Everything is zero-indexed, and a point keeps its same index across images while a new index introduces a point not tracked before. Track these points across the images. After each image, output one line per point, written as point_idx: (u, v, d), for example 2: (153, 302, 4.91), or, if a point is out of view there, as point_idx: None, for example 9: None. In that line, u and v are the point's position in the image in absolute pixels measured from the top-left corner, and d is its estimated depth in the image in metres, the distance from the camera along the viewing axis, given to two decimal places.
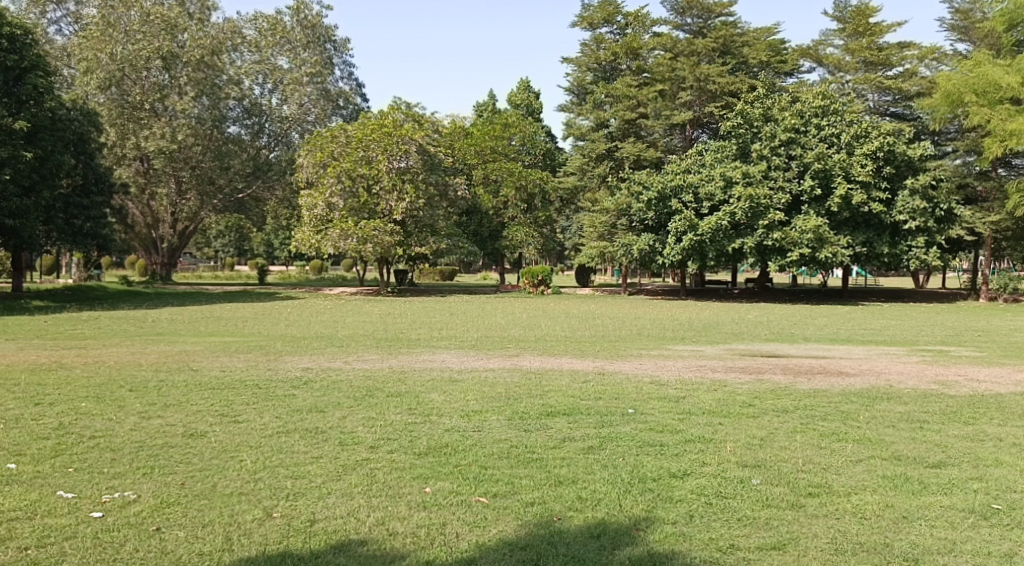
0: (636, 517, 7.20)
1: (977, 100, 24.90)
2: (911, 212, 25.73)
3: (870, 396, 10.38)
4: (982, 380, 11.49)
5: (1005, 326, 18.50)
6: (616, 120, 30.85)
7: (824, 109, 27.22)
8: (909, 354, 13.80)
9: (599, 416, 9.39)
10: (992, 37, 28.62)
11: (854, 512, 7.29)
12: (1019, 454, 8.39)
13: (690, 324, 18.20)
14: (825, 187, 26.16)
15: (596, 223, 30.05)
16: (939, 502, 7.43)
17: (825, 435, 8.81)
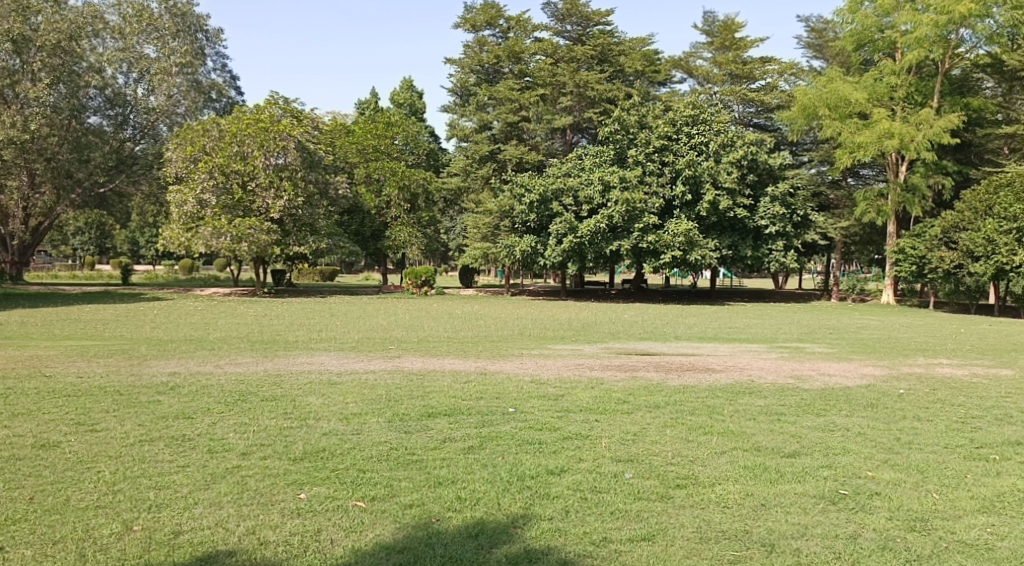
0: (513, 515, 7.55)
1: (830, 114, 26.79)
2: (771, 217, 27.08)
3: (733, 391, 10.86)
4: (831, 373, 12.21)
5: (853, 324, 19.63)
6: (498, 122, 30.39)
7: (694, 118, 28.20)
8: (768, 350, 14.49)
9: (479, 416, 9.52)
10: (843, 56, 30.62)
11: (717, 501, 7.81)
12: (864, 442, 9.03)
13: (569, 324, 18.45)
14: (695, 193, 26.92)
15: (481, 224, 29.32)
16: (794, 489, 8.02)
17: (692, 429, 9.24)
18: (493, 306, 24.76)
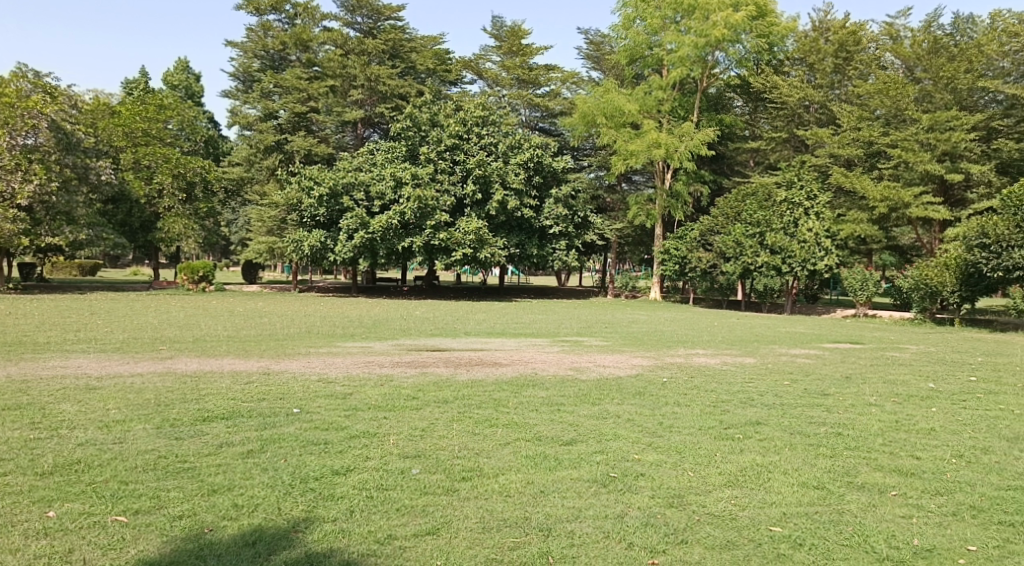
0: (294, 519, 7.88)
1: (606, 122, 29.20)
2: (555, 218, 28.75)
3: (517, 384, 11.50)
4: (606, 365, 13.17)
5: (624, 318, 21.38)
6: (285, 111, 30.50)
7: (484, 119, 29.47)
8: (551, 344, 15.30)
9: (260, 418, 9.66)
10: (617, 70, 33.17)
11: (500, 491, 8.37)
12: (632, 428, 9.86)
13: (357, 320, 18.45)
14: (484, 192, 27.82)
15: (266, 218, 29.61)
16: (570, 475, 8.68)
17: (479, 422, 9.78)
18: (278, 303, 23.37)
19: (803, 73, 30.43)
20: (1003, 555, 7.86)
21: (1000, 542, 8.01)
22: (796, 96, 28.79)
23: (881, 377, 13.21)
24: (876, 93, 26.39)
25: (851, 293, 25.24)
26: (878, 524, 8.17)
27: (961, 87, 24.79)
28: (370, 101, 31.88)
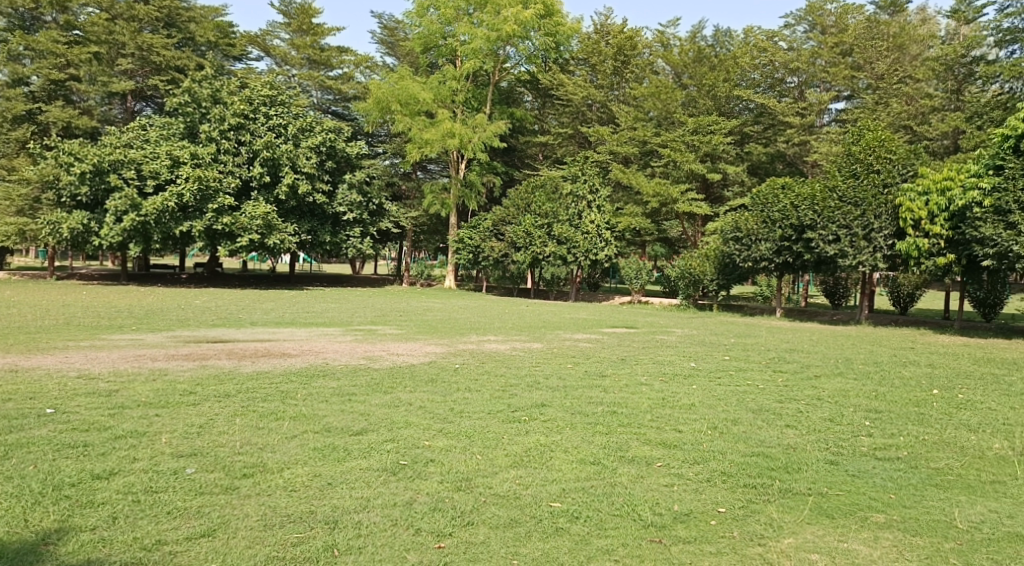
0: (44, 531, 7.88)
1: (401, 109, 30.28)
2: (350, 205, 29.69)
3: (307, 374, 11.88)
4: (400, 353, 13.71)
5: (416, 306, 21.93)
6: (38, 77, 29.21)
7: (272, 99, 28.85)
8: (343, 333, 15.66)
9: (9, 421, 9.55)
10: (413, 56, 34.68)
11: (284, 485, 8.54)
12: (423, 414, 10.29)
13: (127, 310, 17.89)
14: (273, 175, 27.86)
15: (15, 197, 27.61)
16: (359, 465, 8.92)
17: (263, 416, 10.00)
18: (30, 290, 22.16)
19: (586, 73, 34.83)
20: (747, 513, 8.38)
21: (744, 503, 8.53)
22: (580, 94, 33.29)
23: (652, 357, 14.41)
24: (648, 96, 31.58)
25: (627, 281, 29.24)
26: (644, 493, 8.61)
27: (721, 95, 30.28)
28: (142, 73, 31.79)
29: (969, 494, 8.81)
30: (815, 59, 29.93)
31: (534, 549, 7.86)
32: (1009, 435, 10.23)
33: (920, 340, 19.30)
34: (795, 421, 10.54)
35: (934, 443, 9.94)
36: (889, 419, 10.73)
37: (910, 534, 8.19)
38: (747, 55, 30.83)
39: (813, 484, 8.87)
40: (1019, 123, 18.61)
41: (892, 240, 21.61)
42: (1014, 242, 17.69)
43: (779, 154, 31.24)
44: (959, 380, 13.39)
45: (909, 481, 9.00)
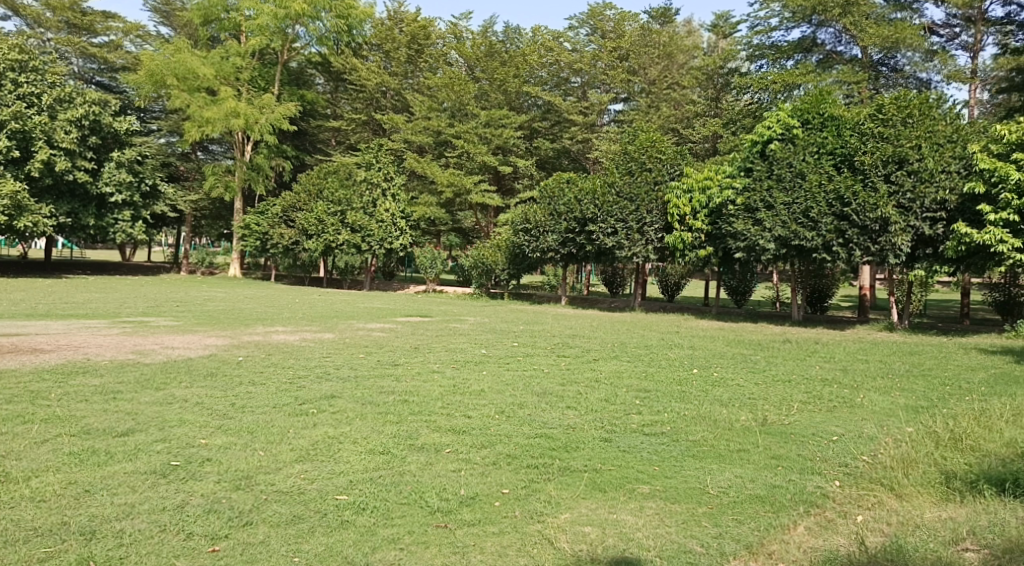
0: None
1: (179, 84, 29.12)
2: (117, 185, 28.57)
3: (66, 371, 11.21)
4: (175, 346, 13.15)
5: (196, 296, 21.07)
6: None
7: (20, 64, 26.51)
8: (109, 326, 14.84)
9: None
10: (191, 28, 33.34)
11: (31, 496, 8.13)
12: (198, 411, 9.96)
13: None
14: (23, 150, 25.79)
15: None
16: (123, 469, 8.58)
17: (10, 421, 9.43)
18: None
19: (379, 59, 34.73)
20: (528, 492, 8.53)
21: (526, 483, 8.68)
22: (376, 81, 33.14)
23: (444, 345, 14.46)
24: (442, 87, 32.01)
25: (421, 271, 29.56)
26: (432, 479, 8.63)
27: (510, 90, 31.95)
28: None
29: (720, 462, 9.22)
30: (595, 63, 32.40)
31: (317, 544, 7.73)
32: (753, 408, 11.16)
33: (683, 325, 21.64)
34: (574, 402, 10.91)
35: (693, 418, 10.54)
36: (653, 397, 11.41)
37: (669, 501, 8.45)
38: (536, 55, 32.70)
39: (588, 461, 9.13)
40: (764, 132, 21.13)
41: (662, 234, 23.95)
42: (758, 238, 19.95)
43: (564, 150, 33.36)
44: (715, 360, 15.06)
45: (670, 453, 9.38)
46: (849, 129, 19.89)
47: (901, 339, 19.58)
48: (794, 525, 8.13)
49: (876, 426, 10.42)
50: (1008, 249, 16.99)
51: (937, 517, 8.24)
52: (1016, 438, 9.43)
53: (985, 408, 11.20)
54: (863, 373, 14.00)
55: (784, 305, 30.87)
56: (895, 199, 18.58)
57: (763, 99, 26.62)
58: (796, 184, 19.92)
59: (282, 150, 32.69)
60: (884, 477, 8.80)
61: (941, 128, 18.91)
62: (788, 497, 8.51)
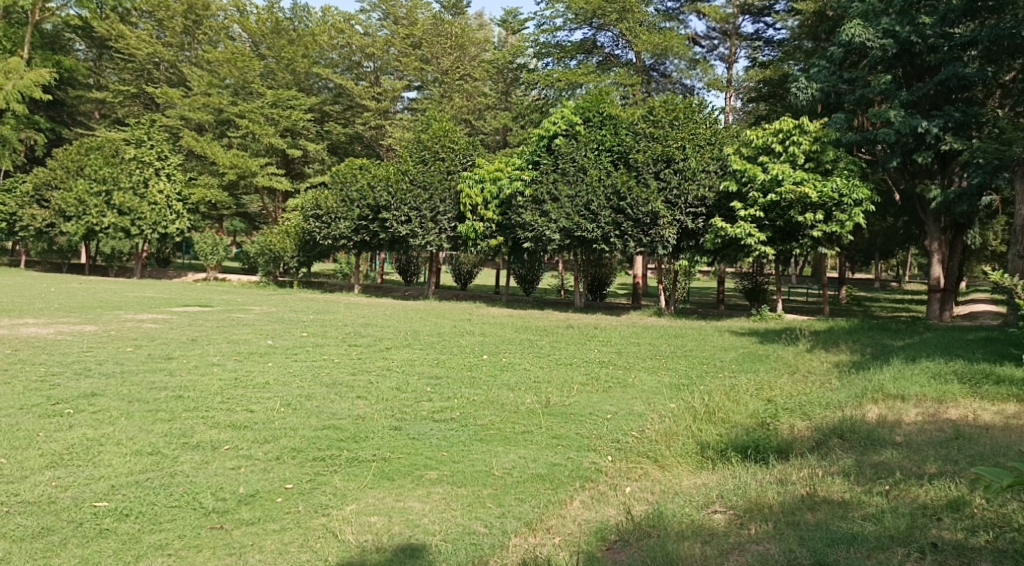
0: None
1: None
2: None
3: None
4: None
5: None
6: None
7: None
8: None
9: None
10: None
11: None
12: None
13: None
14: None
15: None
16: None
17: None
18: None
19: (152, 27, 33.09)
20: (313, 486, 8.33)
21: (311, 476, 8.48)
22: (146, 50, 31.88)
23: (225, 336, 13.91)
24: (223, 62, 31.23)
25: (202, 257, 28.32)
26: (207, 479, 8.30)
27: (299, 70, 31.86)
28: None
29: (505, 444, 9.34)
30: (388, 49, 32.09)
31: (71, 557, 7.41)
32: (537, 391, 11.53)
33: (474, 312, 22.30)
34: (364, 392, 10.77)
35: (481, 403, 10.68)
36: (442, 384, 11.48)
37: (455, 485, 8.44)
38: (326, 35, 32.13)
39: (377, 450, 9.01)
40: (550, 127, 22.99)
41: (455, 224, 24.41)
42: (544, 228, 21.79)
43: (356, 136, 32.96)
44: (503, 345, 15.58)
45: (458, 438, 9.42)
46: (625, 128, 22.17)
47: (669, 324, 21.57)
48: (570, 500, 8.22)
49: (644, 404, 11.07)
50: (755, 241, 20.10)
51: (691, 484, 8.37)
52: (762, 410, 10.24)
53: (735, 383, 12.55)
54: (635, 356, 15.35)
55: (568, 293, 32.41)
56: (664, 195, 21.04)
57: (549, 96, 27.38)
58: (578, 178, 21.95)
59: (33, 122, 30.78)
60: (649, 450, 9.11)
61: (702, 131, 21.66)
62: (566, 475, 8.67)
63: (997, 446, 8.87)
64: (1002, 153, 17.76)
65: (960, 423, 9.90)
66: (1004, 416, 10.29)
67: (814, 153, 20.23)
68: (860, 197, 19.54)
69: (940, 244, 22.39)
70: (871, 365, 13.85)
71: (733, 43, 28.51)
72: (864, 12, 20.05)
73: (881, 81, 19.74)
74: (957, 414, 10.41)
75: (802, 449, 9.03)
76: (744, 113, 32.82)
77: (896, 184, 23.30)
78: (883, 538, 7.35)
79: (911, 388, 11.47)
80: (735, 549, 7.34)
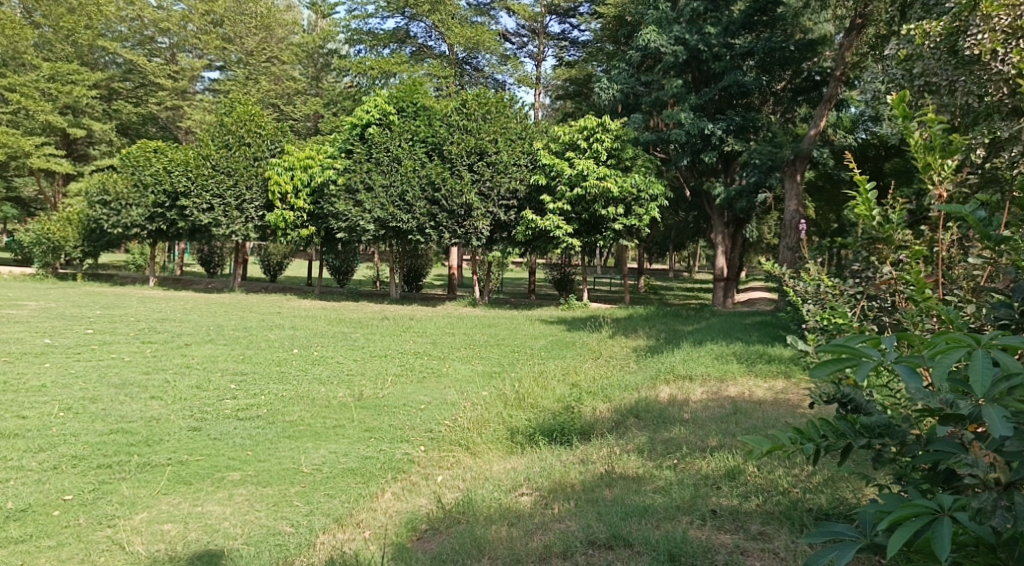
0: None
1: None
2: None
3: None
4: None
5: None
6: None
7: None
8: None
9: None
10: None
11: None
12: None
13: None
14: None
15: None
16: None
17: None
18: None
19: None
20: (96, 496, 7.80)
21: (95, 485, 7.96)
22: None
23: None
24: None
25: None
26: None
27: (80, 42, 30.38)
28: None
29: (315, 440, 9.07)
30: (185, 25, 32.60)
31: None
32: (349, 383, 11.40)
33: (284, 304, 22.03)
34: (160, 392, 10.27)
35: (290, 399, 10.42)
36: (250, 381, 11.10)
37: (260, 486, 8.09)
38: (113, 7, 31.22)
39: (172, 454, 8.56)
40: (363, 116, 23.56)
41: (262, 212, 25.03)
42: (359, 219, 22.72)
43: (151, 117, 33.12)
44: (315, 338, 15.32)
45: (265, 436, 9.08)
46: (439, 120, 23.21)
47: (480, 313, 22.06)
48: (382, 493, 7.99)
49: (457, 393, 11.08)
50: (564, 233, 22.04)
51: (501, 468, 8.26)
52: (568, 394, 10.46)
53: (543, 369, 12.83)
54: (449, 345, 15.41)
55: (383, 285, 32.28)
56: (477, 187, 22.50)
57: (359, 84, 28.57)
58: (392, 168, 22.97)
59: None
60: (461, 438, 9.05)
61: (514, 125, 23.22)
62: (378, 468, 8.47)
63: (769, 419, 9.27)
64: (775, 154, 20.67)
65: (738, 400, 10.38)
66: (775, 391, 10.91)
67: (615, 150, 22.42)
68: (654, 192, 22.17)
69: (724, 237, 24.41)
70: (664, 348, 14.53)
71: (542, 41, 31.02)
72: (660, 19, 22.31)
73: (675, 84, 21.80)
74: (738, 391, 10.96)
75: (602, 430, 9.23)
76: (552, 108, 34.09)
77: (686, 180, 24.96)
78: (671, 509, 7.13)
79: (698, 368, 12.28)
80: (539, 528, 7.00)
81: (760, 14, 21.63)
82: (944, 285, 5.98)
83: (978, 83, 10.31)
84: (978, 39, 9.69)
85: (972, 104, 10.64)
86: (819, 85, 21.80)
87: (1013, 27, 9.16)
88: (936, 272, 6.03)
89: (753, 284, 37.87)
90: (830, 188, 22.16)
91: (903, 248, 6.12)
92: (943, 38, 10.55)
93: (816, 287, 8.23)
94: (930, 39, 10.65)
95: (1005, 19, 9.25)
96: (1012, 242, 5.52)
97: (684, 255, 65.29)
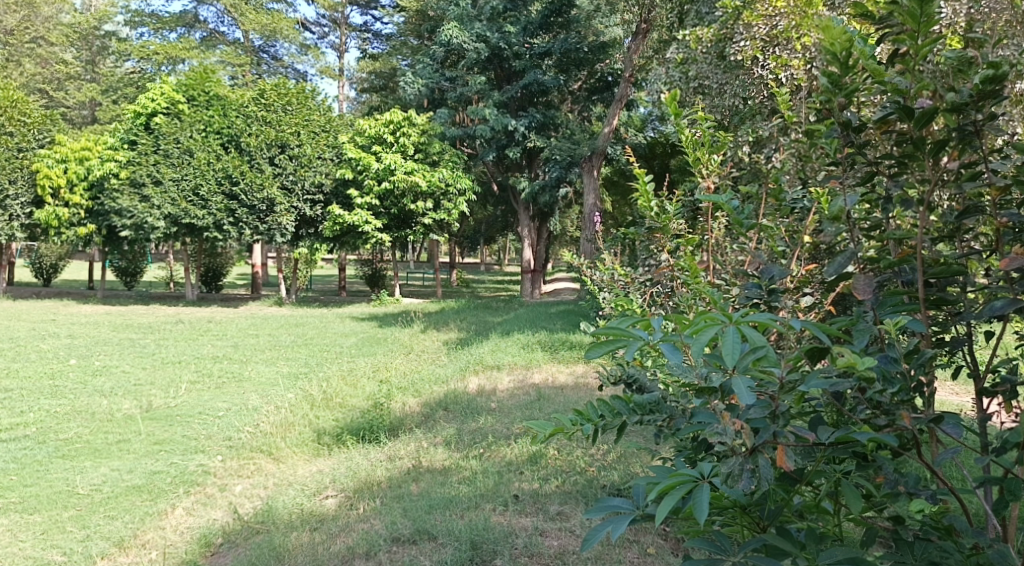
0: None
1: None
2: None
3: None
4: None
5: None
6: None
7: None
8: None
9: None
10: None
11: None
12: None
13: None
14: None
15: None
16: None
17: None
18: None
19: None
20: None
21: None
22: None
23: None
24: None
25: None
26: None
27: None
28: None
29: (94, 458, 8.38)
30: None
31: None
32: (136, 395, 10.84)
33: (62, 312, 20.19)
34: None
35: (66, 415, 9.84)
36: (18, 397, 10.54)
37: (25, 513, 7.15)
38: None
39: None
40: (149, 105, 22.54)
41: (29, 209, 23.50)
42: (148, 215, 21.05)
43: None
44: (97, 348, 14.37)
45: (32, 457, 8.34)
46: (235, 111, 22.46)
47: (288, 312, 21.33)
48: (172, 510, 7.16)
49: (259, 398, 10.65)
50: (372, 227, 21.72)
51: (306, 473, 7.78)
52: (376, 391, 10.18)
53: (352, 367, 12.51)
54: (252, 348, 14.74)
55: (177, 286, 30.74)
56: (280, 181, 21.91)
57: (146, 70, 28.57)
58: (183, 160, 21.83)
59: None
60: (263, 444, 8.47)
61: (316, 118, 23.03)
62: (168, 483, 7.71)
63: (569, 403, 9.32)
64: (574, 151, 21.09)
65: (542, 386, 10.44)
66: (575, 376, 11.08)
67: (422, 144, 22.56)
68: (462, 186, 22.34)
69: (530, 231, 24.89)
70: (473, 340, 14.52)
71: (344, 32, 31.00)
72: (460, 16, 22.35)
73: (478, 81, 21.81)
74: (541, 377, 11.10)
75: (410, 425, 9.00)
76: (355, 102, 33.85)
77: (493, 175, 25.14)
78: (474, 498, 6.66)
79: (504, 358, 12.34)
80: (342, 531, 6.31)
81: (555, 15, 22.06)
82: (714, 272, 5.47)
83: (740, 87, 10.68)
84: (741, 46, 9.72)
85: (738, 106, 10.97)
86: (612, 86, 22.64)
87: (770, 36, 9.19)
88: (708, 259, 5.53)
89: (561, 277, 38.75)
90: (622, 182, 22.74)
91: (677, 238, 5.97)
92: (713, 43, 10.91)
93: (612, 274, 8.21)
94: (702, 44, 11.04)
95: (764, 28, 9.28)
96: (768, 225, 4.84)
97: (494, 251, 66.28)
